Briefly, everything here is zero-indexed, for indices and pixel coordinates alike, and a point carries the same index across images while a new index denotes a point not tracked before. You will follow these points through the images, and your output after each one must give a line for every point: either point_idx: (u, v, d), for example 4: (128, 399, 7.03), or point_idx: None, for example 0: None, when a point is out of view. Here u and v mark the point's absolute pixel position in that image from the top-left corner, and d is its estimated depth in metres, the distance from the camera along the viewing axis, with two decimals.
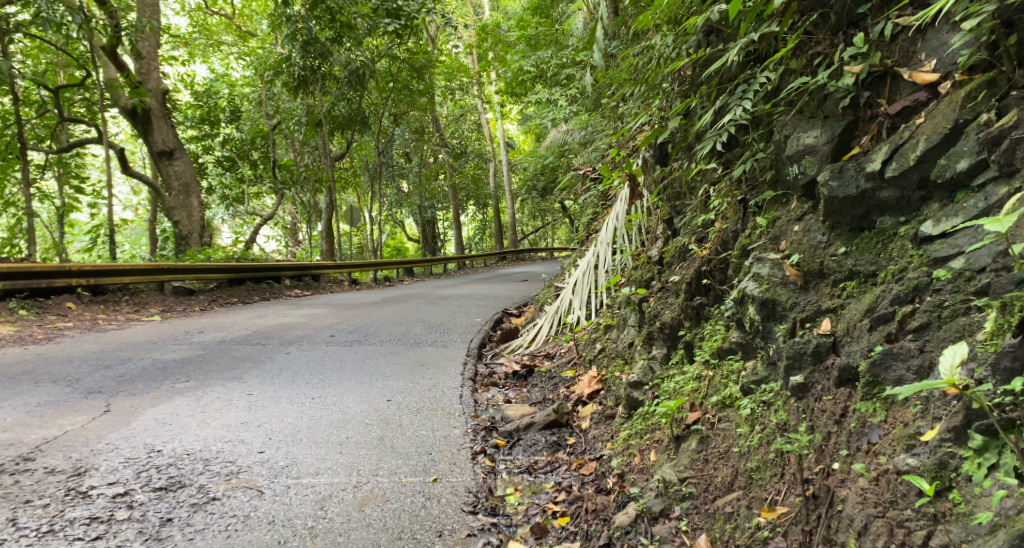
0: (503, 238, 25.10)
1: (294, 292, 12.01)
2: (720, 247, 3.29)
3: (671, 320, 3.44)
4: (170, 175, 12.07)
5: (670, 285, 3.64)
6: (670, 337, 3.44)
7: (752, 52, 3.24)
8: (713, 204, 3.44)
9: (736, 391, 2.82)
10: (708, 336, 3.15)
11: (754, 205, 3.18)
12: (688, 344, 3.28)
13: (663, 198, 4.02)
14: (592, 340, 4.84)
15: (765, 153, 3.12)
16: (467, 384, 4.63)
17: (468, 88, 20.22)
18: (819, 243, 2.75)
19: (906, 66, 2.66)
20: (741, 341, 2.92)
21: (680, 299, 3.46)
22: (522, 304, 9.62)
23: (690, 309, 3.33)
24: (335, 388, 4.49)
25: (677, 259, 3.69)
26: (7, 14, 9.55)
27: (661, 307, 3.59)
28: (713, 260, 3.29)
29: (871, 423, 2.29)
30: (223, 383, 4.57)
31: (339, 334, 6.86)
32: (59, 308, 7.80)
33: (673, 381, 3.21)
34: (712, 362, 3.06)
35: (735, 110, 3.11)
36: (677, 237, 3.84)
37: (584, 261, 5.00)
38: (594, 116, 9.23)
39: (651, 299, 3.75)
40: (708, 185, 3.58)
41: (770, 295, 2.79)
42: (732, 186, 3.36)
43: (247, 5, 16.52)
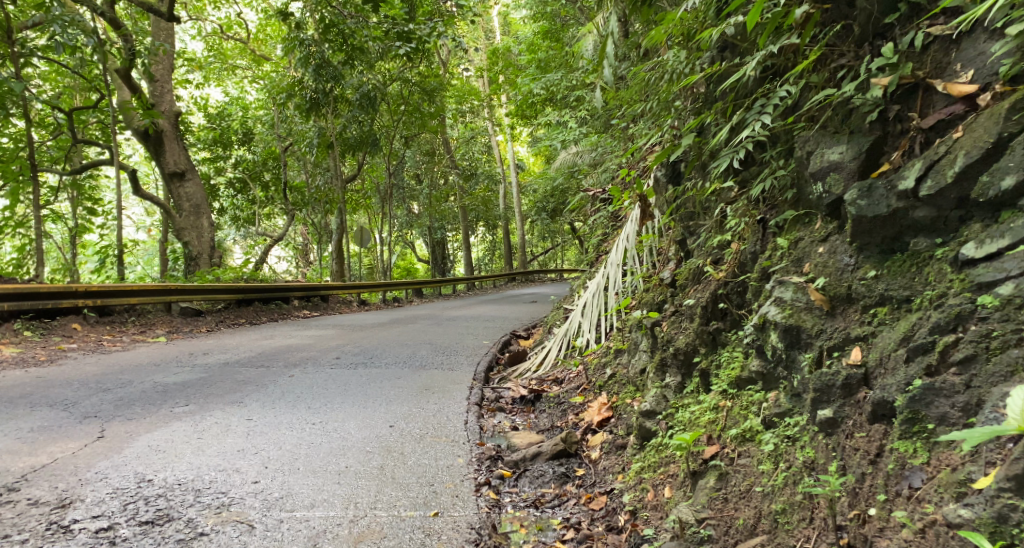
0: (512, 259, 25.04)
1: (302, 313, 11.94)
2: (737, 269, 3.17)
3: (686, 345, 3.30)
4: (181, 197, 12.06)
5: (684, 309, 3.50)
6: (684, 364, 3.30)
7: (770, 67, 3.12)
8: (730, 224, 3.32)
9: (758, 424, 2.67)
10: (726, 364, 3.01)
11: (774, 225, 3.07)
12: (703, 373, 3.13)
13: (675, 218, 3.90)
14: (602, 364, 4.69)
15: (787, 171, 3.00)
16: (473, 409, 4.50)
17: (479, 110, 20.31)
18: (846, 265, 2.64)
19: (940, 78, 2.54)
20: (762, 371, 2.78)
21: (693, 324, 3.33)
22: (531, 326, 9.49)
23: (707, 335, 3.20)
24: (337, 413, 4.36)
25: (691, 281, 3.56)
26: (21, 38, 9.61)
27: (674, 332, 3.46)
28: (731, 284, 3.16)
29: (912, 465, 2.14)
30: (222, 408, 4.44)
31: (344, 356, 6.75)
32: (65, 329, 7.73)
33: (688, 411, 3.06)
34: (731, 392, 2.91)
35: (754, 125, 2.97)
36: (691, 258, 3.71)
37: (593, 283, 4.83)
38: (604, 137, 9.17)
39: (665, 323, 3.61)
40: (724, 205, 3.47)
41: (794, 321, 2.66)
42: (750, 206, 3.24)
43: (262, 29, 16.68)
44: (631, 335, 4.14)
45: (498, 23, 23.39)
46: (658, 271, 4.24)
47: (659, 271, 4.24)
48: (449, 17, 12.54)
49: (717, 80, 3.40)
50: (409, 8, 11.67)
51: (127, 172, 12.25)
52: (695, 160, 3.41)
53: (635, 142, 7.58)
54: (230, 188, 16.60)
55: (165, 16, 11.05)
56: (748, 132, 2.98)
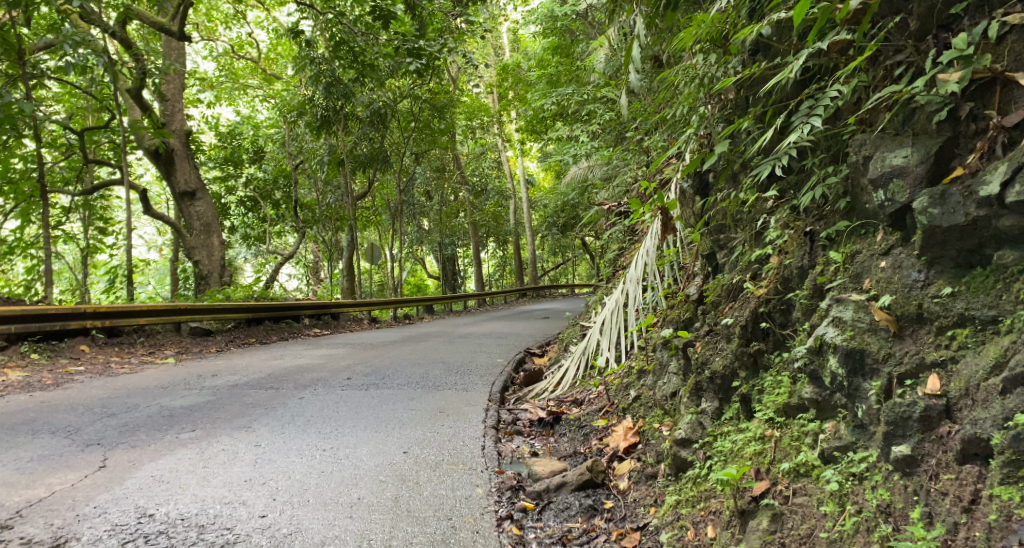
0: (523, 274, 24.90)
1: (313, 332, 11.77)
2: (780, 286, 3.00)
3: (723, 369, 3.14)
4: (191, 215, 11.95)
5: (719, 329, 3.30)
6: (722, 388, 3.13)
7: (812, 67, 2.96)
8: (771, 236, 3.12)
9: (814, 457, 2.55)
10: (771, 390, 2.87)
11: (824, 237, 2.89)
12: (745, 399, 3.00)
13: (703, 232, 3.72)
14: (624, 385, 4.50)
15: (839, 177, 2.82)
16: (490, 433, 4.31)
17: (489, 126, 20.22)
18: (915, 282, 2.49)
19: (1020, 71, 2.36)
20: (816, 398, 2.65)
21: (732, 346, 3.15)
22: (545, 343, 9.31)
23: (747, 357, 3.05)
24: (349, 438, 4.18)
25: (725, 298, 3.38)
26: (33, 59, 9.54)
27: (709, 354, 3.27)
28: (773, 302, 3.00)
29: (1019, 516, 2.00)
30: (230, 434, 4.27)
31: (356, 376, 6.58)
32: (72, 352, 7.58)
33: (729, 440, 2.91)
34: (779, 421, 2.76)
35: (802, 129, 2.77)
36: (721, 274, 3.54)
37: (611, 299, 4.66)
38: (618, 150, 9.01)
39: (697, 343, 3.41)
40: (762, 215, 3.28)
41: (857, 343, 2.53)
42: (794, 217, 3.07)
43: (272, 48, 16.69)
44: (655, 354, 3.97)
45: (506, 39, 23.35)
46: (683, 289, 4.05)
47: (683, 289, 4.06)
48: (459, 33, 12.45)
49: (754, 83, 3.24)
50: (420, 24, 11.59)
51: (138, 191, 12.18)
52: (730, 169, 3.24)
53: (651, 155, 7.41)
54: (241, 207, 16.52)
55: (176, 35, 10.99)
56: (795, 137, 2.77)
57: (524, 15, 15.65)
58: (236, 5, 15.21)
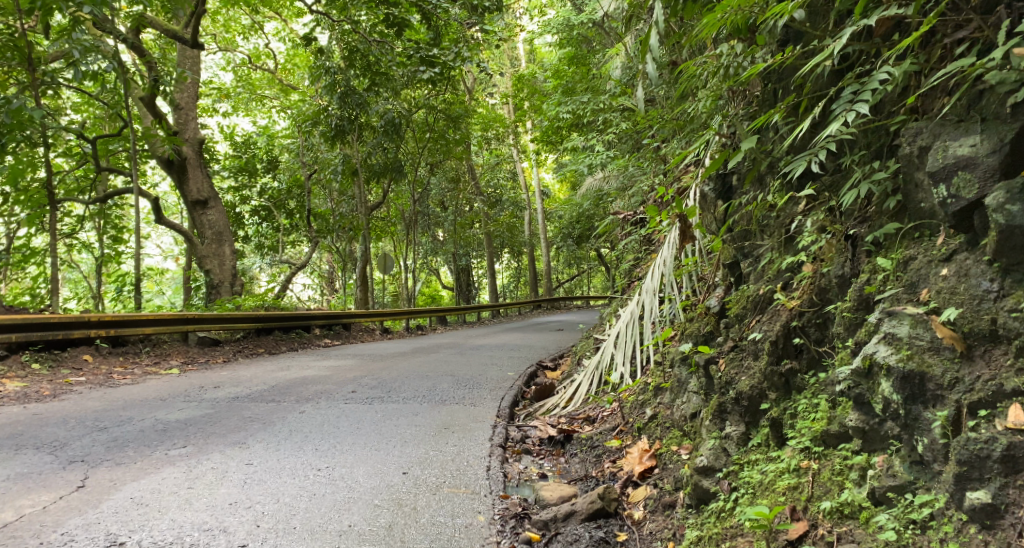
0: (537, 286, 24.64)
1: (323, 342, 11.57)
2: (817, 297, 2.75)
3: (750, 390, 2.89)
4: (203, 224, 11.84)
5: (746, 345, 3.05)
6: (748, 411, 2.88)
7: (851, 55, 2.74)
8: (805, 242, 2.87)
9: (863, 497, 2.30)
10: (807, 414, 2.62)
11: (870, 241, 2.65)
12: (775, 423, 2.73)
13: (725, 238, 3.48)
14: (640, 402, 4.24)
15: (888, 172, 2.58)
16: (496, 453, 4.06)
17: (504, 137, 20.06)
18: (987, 292, 2.23)
19: None
20: (863, 426, 2.40)
21: (760, 364, 2.90)
22: (558, 356, 9.05)
23: (778, 377, 2.79)
24: (347, 456, 3.96)
25: (750, 311, 3.13)
26: (46, 66, 9.43)
27: (734, 372, 3.02)
28: (807, 316, 2.76)
29: None
30: (221, 450, 4.05)
31: (361, 389, 6.36)
32: (74, 361, 7.38)
33: (758, 471, 2.66)
34: (815, 451, 2.52)
35: (845, 117, 2.52)
36: (746, 284, 3.29)
37: (626, 311, 4.42)
38: (635, 159, 8.78)
39: (721, 360, 3.16)
40: (795, 217, 3.03)
41: (916, 366, 2.27)
42: (832, 219, 2.83)
43: (290, 59, 16.64)
44: (672, 369, 3.72)
45: (522, 50, 23.24)
46: (702, 299, 3.82)
47: (702, 301, 3.83)
48: (476, 43, 12.27)
49: (786, 73, 3.02)
50: (436, 32, 11.42)
51: (150, 200, 12.05)
52: (759, 168, 2.99)
53: (668, 163, 7.16)
54: (255, 216, 16.40)
55: (190, 43, 10.85)
56: (836, 126, 2.52)
57: (540, 25, 15.49)
58: (252, 15, 15.15)
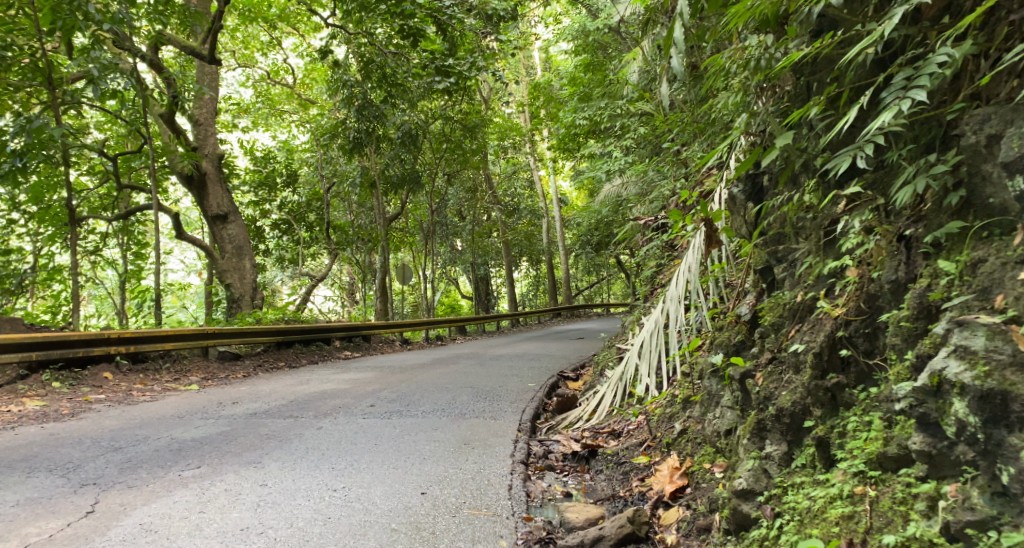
0: (557, 294, 24.48)
1: (344, 355, 11.47)
2: (867, 305, 2.58)
3: (791, 405, 2.72)
4: (223, 239, 11.80)
5: (785, 357, 2.87)
6: (791, 429, 2.72)
7: (897, 42, 2.57)
8: (849, 245, 2.69)
9: (933, 531, 2.13)
10: (862, 434, 2.44)
11: (928, 242, 2.46)
12: (821, 443, 2.57)
13: (757, 242, 3.30)
14: (668, 415, 4.07)
15: (946, 165, 2.39)
16: (518, 471, 3.91)
17: (521, 146, 19.99)
18: None
19: None
20: (931, 449, 2.22)
21: (802, 378, 2.73)
22: (580, 366, 8.88)
23: (824, 392, 2.62)
24: (365, 476, 3.83)
25: (788, 320, 2.96)
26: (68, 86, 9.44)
27: (773, 387, 2.85)
28: (856, 325, 2.58)
29: None
30: (236, 470, 3.92)
31: (380, 403, 6.22)
32: (95, 379, 7.28)
33: (805, 498, 2.50)
34: (872, 475, 2.36)
35: (898, 105, 2.35)
36: (780, 291, 3.12)
37: (650, 320, 4.25)
38: (655, 163, 8.61)
39: (758, 374, 2.98)
40: (835, 220, 2.84)
41: (997, 384, 2.10)
42: (880, 220, 2.64)
43: (307, 73, 16.67)
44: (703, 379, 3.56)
45: (538, 58, 23.17)
46: (732, 306, 3.66)
47: (732, 308, 3.66)
48: (492, 53, 12.18)
49: (822, 63, 2.84)
50: (452, 42, 11.33)
51: (170, 216, 12.04)
52: (794, 166, 2.82)
53: (691, 167, 6.98)
54: (275, 230, 16.38)
55: (207, 59, 10.83)
56: (889, 114, 2.35)
57: (556, 33, 15.41)
58: (269, 31, 15.21)
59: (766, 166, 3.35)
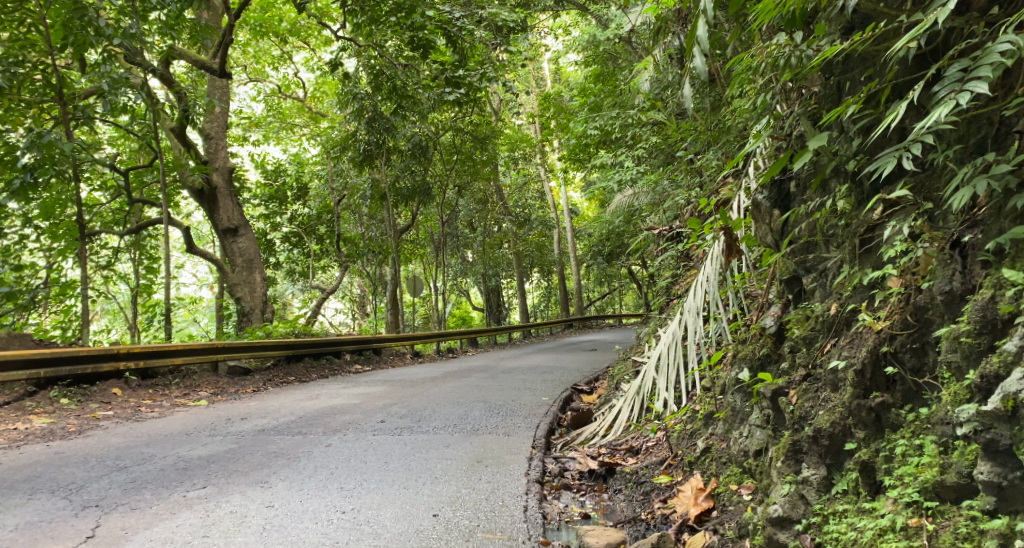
0: (569, 306, 24.31)
1: (354, 368, 11.34)
2: (916, 318, 2.44)
3: (828, 426, 2.58)
4: (233, 252, 11.72)
5: (821, 374, 2.73)
6: (829, 451, 2.57)
7: (938, 37, 2.45)
8: (894, 253, 2.54)
9: None
10: (919, 461, 2.27)
11: (986, 249, 2.31)
12: (865, 467, 2.43)
13: (784, 251, 3.16)
14: (689, 432, 3.91)
15: (1005, 164, 2.25)
16: (534, 491, 3.78)
17: (531, 157, 19.92)
18: None
19: None
20: (1004, 479, 2.06)
21: (841, 396, 2.59)
22: (593, 379, 8.72)
23: (868, 412, 2.48)
24: (374, 496, 3.70)
25: (822, 335, 2.82)
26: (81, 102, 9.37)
27: (809, 406, 2.71)
28: (903, 341, 2.44)
29: None
30: (243, 491, 3.79)
31: (390, 418, 6.07)
32: (103, 395, 7.14)
33: (851, 530, 2.35)
34: (928, 506, 2.20)
35: (952, 101, 2.22)
36: (811, 303, 2.97)
37: (666, 333, 4.10)
38: (668, 171, 8.48)
39: (791, 392, 2.84)
40: (873, 227, 2.71)
41: None
42: (929, 226, 2.49)
43: (318, 87, 16.67)
44: (729, 395, 3.42)
45: (547, 70, 23.13)
46: (755, 318, 3.52)
47: (754, 320, 3.54)
48: (502, 64, 12.10)
49: (853, 61, 2.73)
50: (462, 53, 11.26)
51: (180, 229, 11.96)
52: (828, 169, 2.69)
53: (706, 176, 6.85)
54: (286, 243, 16.29)
55: (219, 73, 10.77)
56: (942, 111, 2.23)
57: (565, 44, 15.36)
58: (281, 45, 15.21)
59: (793, 172, 3.22)
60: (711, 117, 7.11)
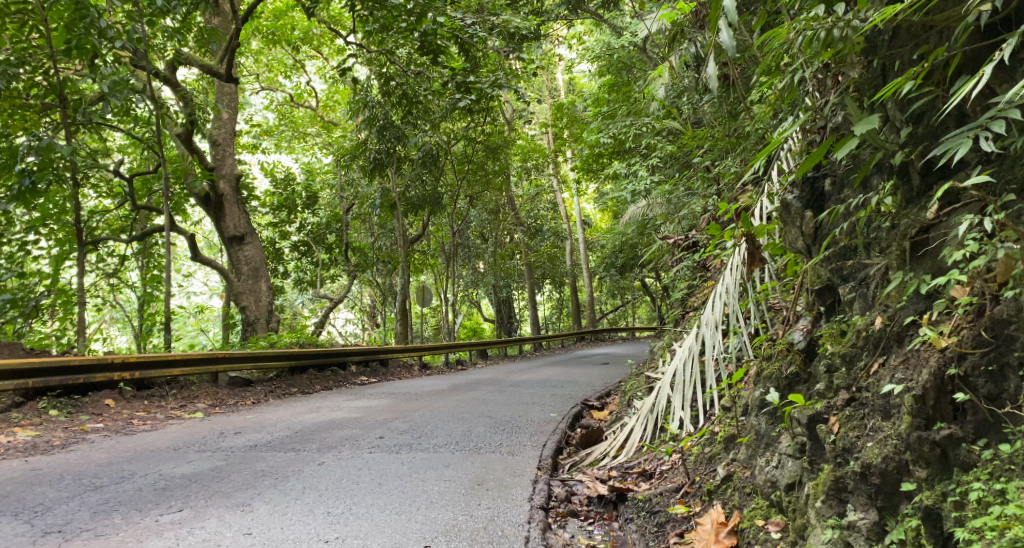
0: (581, 318, 23.89)
1: (360, 380, 11.03)
2: (995, 334, 2.11)
3: (881, 463, 2.28)
4: (240, 261, 11.42)
5: (869, 399, 2.43)
6: (881, 492, 2.29)
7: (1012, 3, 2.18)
8: (959, 256, 2.21)
9: None
10: (1001, 514, 1.96)
11: None
12: (929, 515, 2.14)
13: (818, 259, 2.87)
14: (708, 457, 3.60)
15: None
16: (538, 521, 3.51)
17: (544, 167, 19.62)
18: None
19: None
20: None
21: (894, 426, 2.30)
22: (605, 394, 8.39)
23: (934, 449, 2.17)
24: (362, 523, 3.45)
25: (866, 352, 2.51)
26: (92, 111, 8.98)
27: (854, 437, 2.41)
28: (981, 361, 2.12)
29: None
30: (221, 515, 3.50)
31: (391, 434, 5.77)
32: (95, 407, 6.84)
33: None
34: None
35: None
36: (852, 317, 2.67)
37: (682, 348, 3.86)
38: (685, 178, 8.13)
39: (832, 418, 2.54)
40: (920, 226, 2.39)
41: None
42: (1004, 224, 2.16)
43: (330, 95, 16.45)
44: (756, 418, 3.13)
45: (561, 80, 22.86)
46: (781, 332, 3.25)
47: (780, 334, 3.26)
48: (516, 71, 11.77)
49: (904, 37, 2.50)
50: (473, 60, 10.97)
51: (187, 237, 11.71)
52: (871, 159, 2.41)
53: (725, 184, 6.53)
54: (295, 252, 16.03)
55: (226, 77, 10.39)
56: None
57: (579, 53, 15.05)
58: (292, 53, 14.99)
59: (828, 169, 2.93)
60: (730, 124, 6.79)
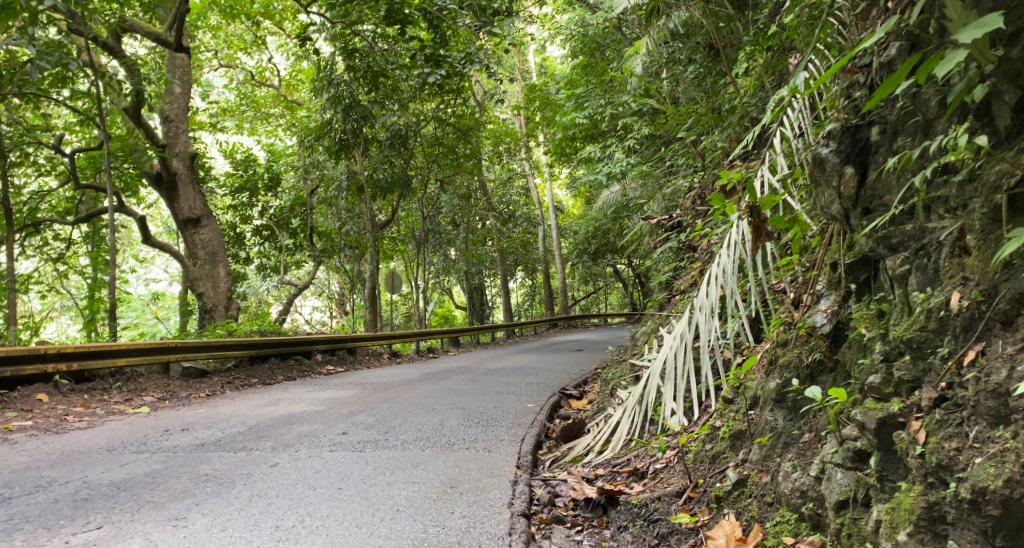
0: (555, 305, 23.40)
1: (325, 369, 10.43)
2: None
3: (1003, 488, 1.82)
4: (195, 245, 10.70)
5: (968, 401, 1.96)
6: (1003, 526, 1.83)
7: None
8: None
9: None
10: None
11: None
12: None
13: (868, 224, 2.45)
14: (710, 455, 3.15)
15: None
16: (519, 533, 3.03)
17: (516, 151, 19.02)
18: None
19: None
20: None
21: (1019, 439, 1.83)
22: (583, 383, 7.93)
23: None
24: (315, 539, 2.95)
25: (952, 339, 2.08)
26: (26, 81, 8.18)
27: (953, 450, 1.96)
28: None
29: None
30: (147, 533, 2.99)
31: (354, 430, 5.26)
32: (25, 402, 6.20)
33: None
34: None
35: None
36: (919, 294, 2.23)
37: (672, 334, 3.37)
38: (669, 156, 7.65)
39: (914, 422, 2.09)
40: None
41: None
42: None
43: (293, 73, 15.67)
44: (772, 413, 2.72)
45: (534, 62, 22.26)
46: (798, 314, 2.83)
47: (797, 316, 2.83)
48: (488, 47, 11.15)
49: None
50: (443, 35, 10.31)
51: (138, 219, 10.95)
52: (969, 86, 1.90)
53: (709, 161, 6.08)
54: (257, 236, 15.29)
55: (176, 47, 9.62)
56: None
57: (554, 32, 14.43)
58: (251, 27, 14.18)
59: (877, 114, 2.49)
60: (716, 98, 6.34)
